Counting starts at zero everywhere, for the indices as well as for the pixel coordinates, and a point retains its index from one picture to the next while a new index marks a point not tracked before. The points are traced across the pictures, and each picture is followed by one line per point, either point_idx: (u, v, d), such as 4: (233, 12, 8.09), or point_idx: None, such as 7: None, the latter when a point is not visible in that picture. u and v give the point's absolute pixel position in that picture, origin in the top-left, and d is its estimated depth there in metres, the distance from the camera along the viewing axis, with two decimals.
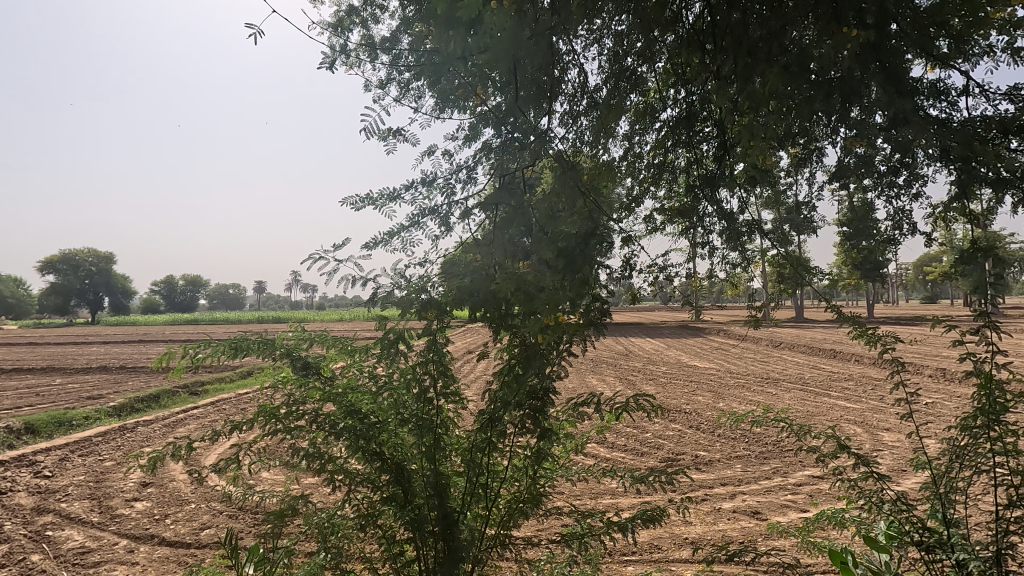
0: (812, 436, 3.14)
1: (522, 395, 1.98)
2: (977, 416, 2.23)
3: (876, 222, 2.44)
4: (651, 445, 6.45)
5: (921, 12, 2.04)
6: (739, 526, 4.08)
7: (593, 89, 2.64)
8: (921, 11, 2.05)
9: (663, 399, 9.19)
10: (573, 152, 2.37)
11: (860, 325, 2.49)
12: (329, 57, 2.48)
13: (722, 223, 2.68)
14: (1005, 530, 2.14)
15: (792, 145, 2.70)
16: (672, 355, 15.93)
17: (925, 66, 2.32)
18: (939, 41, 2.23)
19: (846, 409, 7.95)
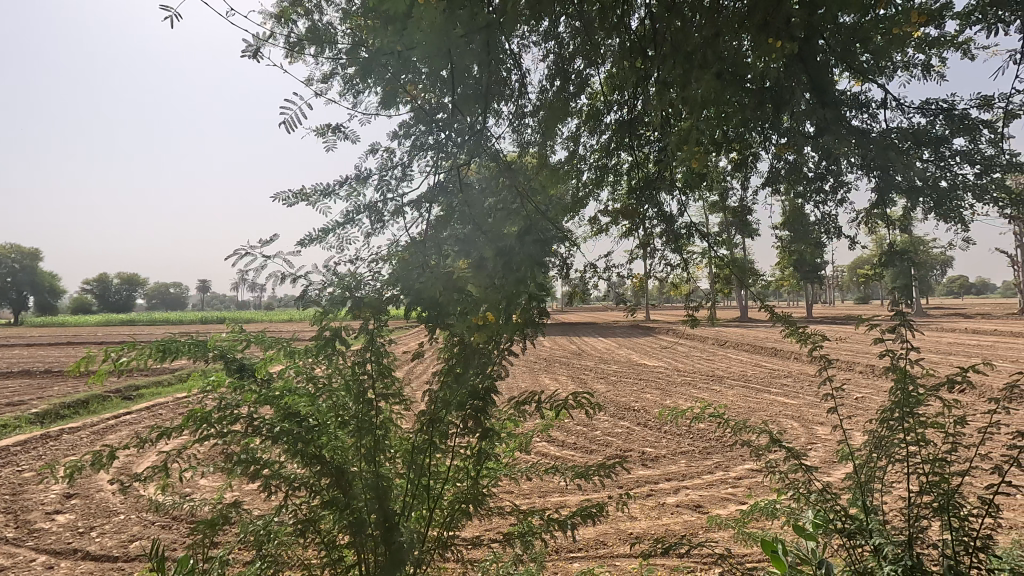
0: (747, 430, 3.27)
1: (464, 395, 1.96)
2: (894, 410, 2.38)
3: (806, 225, 2.56)
4: (600, 442, 6.57)
5: (845, 28, 2.17)
6: (682, 519, 4.20)
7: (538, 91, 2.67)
8: (845, 26, 2.18)
9: (613, 397, 9.37)
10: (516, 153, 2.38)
11: (792, 324, 2.61)
12: (254, 45, 2.15)
13: (663, 226, 2.76)
14: (917, 514, 2.28)
15: (729, 151, 2.80)
16: (623, 355, 16.24)
17: (848, 80, 2.48)
18: (861, 57, 2.39)
19: (785, 404, 8.33)
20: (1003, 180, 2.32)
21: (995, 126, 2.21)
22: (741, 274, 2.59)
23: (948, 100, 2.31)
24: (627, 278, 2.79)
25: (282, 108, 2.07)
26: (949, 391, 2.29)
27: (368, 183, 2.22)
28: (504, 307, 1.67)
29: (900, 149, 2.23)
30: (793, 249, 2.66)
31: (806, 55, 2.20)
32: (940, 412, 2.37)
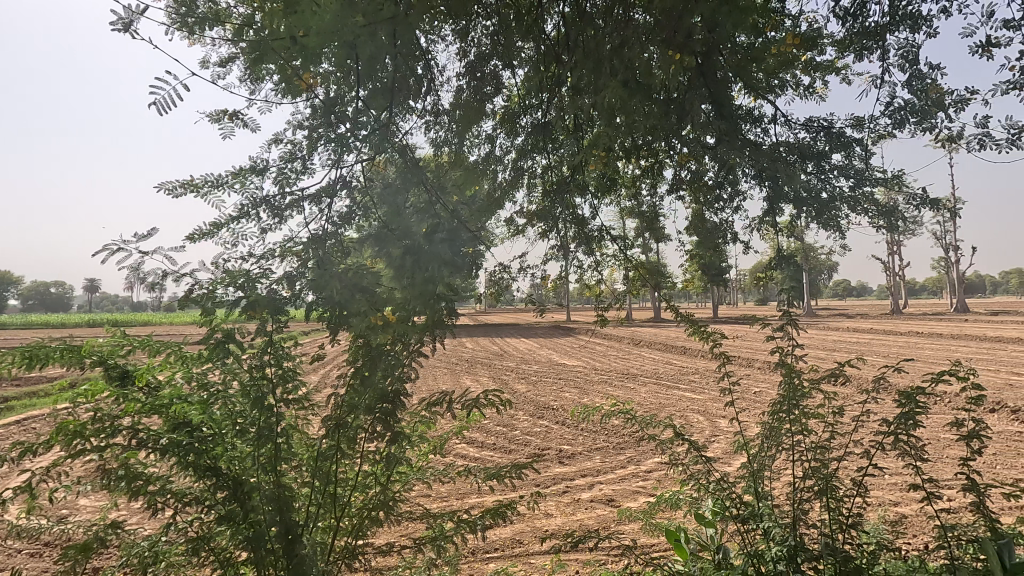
0: (653, 425, 3.42)
1: (372, 397, 1.90)
2: (782, 403, 2.57)
3: (709, 230, 2.71)
4: (519, 441, 6.63)
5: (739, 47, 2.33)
6: (595, 514, 4.33)
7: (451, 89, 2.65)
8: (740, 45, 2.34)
9: (533, 396, 9.51)
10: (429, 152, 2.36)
11: (695, 323, 2.76)
12: (126, 17, 1.92)
13: (576, 228, 2.84)
14: (802, 498, 2.48)
15: (638, 157, 2.92)
16: (543, 355, 16.51)
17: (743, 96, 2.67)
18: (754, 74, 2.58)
19: (692, 399, 8.84)
20: (872, 192, 2.59)
21: (865, 145, 2.47)
22: (652, 277, 2.73)
23: (827, 119, 2.56)
24: (541, 279, 2.85)
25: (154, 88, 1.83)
26: (828, 383, 2.51)
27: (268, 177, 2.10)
28: (415, 305, 1.64)
29: (787, 162, 2.42)
30: (694, 253, 2.83)
31: (707, 70, 2.36)
32: (820, 403, 2.60)
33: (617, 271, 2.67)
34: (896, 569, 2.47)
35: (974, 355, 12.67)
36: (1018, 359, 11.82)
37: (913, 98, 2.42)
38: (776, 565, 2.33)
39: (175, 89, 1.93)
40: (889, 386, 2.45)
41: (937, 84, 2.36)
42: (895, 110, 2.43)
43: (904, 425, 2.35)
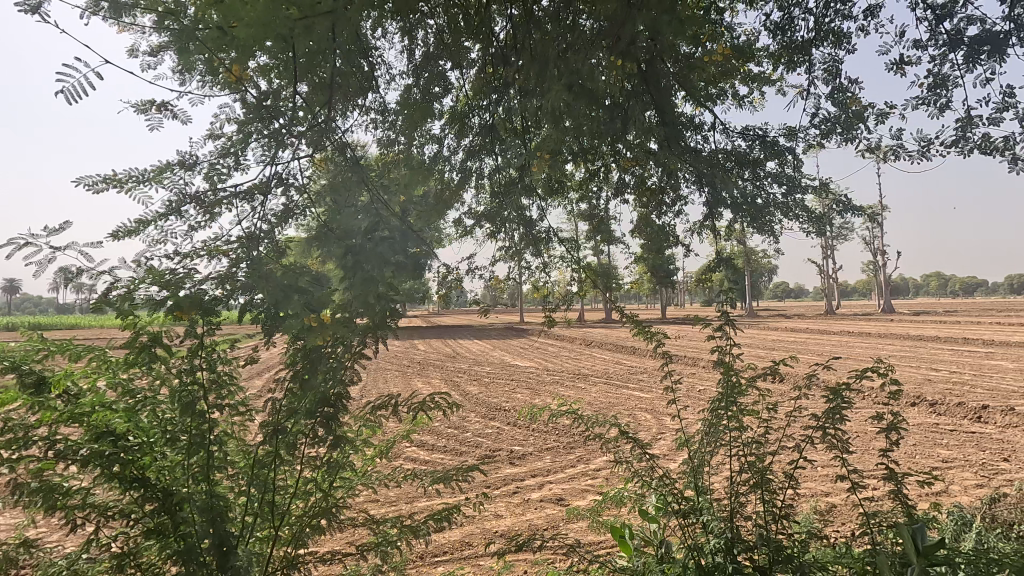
0: (601, 424, 3.48)
1: (312, 402, 1.85)
2: (721, 400, 2.67)
3: (659, 232, 2.80)
4: (470, 443, 6.61)
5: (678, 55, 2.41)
6: (544, 513, 4.36)
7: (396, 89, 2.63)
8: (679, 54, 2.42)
9: (485, 398, 9.50)
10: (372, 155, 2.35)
11: (638, 323, 2.83)
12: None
13: (523, 230, 2.86)
14: (738, 491, 2.58)
15: (584, 161, 2.98)
16: (496, 356, 16.51)
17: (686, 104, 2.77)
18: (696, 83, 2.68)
19: (640, 398, 9.07)
20: (802, 199, 2.74)
21: (795, 153, 2.62)
22: (599, 279, 2.78)
23: (761, 129, 2.70)
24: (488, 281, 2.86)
25: (60, 77, 1.77)
26: (762, 380, 2.63)
27: (200, 173, 2.02)
28: (361, 305, 1.62)
29: (724, 169, 2.54)
30: (640, 255, 2.91)
31: (650, 77, 2.45)
32: (756, 400, 2.71)
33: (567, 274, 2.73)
34: (825, 555, 2.60)
35: (899, 353, 13.55)
36: (936, 357, 12.74)
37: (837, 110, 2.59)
38: (714, 557, 2.42)
39: (85, 79, 1.85)
40: (818, 382, 2.59)
41: (855, 97, 2.53)
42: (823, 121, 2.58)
43: (831, 420, 2.48)
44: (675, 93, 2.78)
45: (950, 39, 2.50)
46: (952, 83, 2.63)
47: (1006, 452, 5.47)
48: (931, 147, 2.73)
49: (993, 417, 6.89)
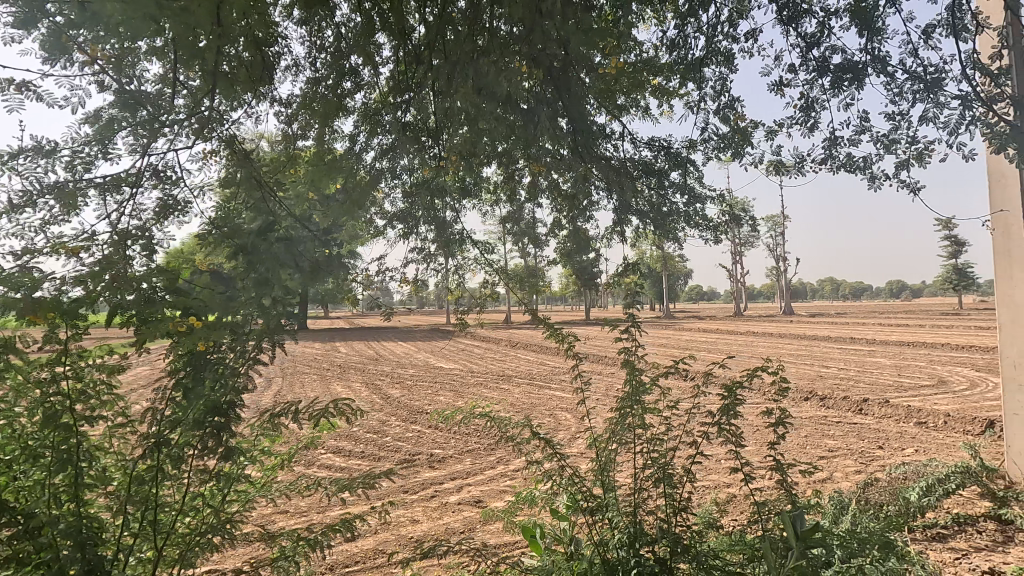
0: (516, 426, 3.51)
1: (197, 411, 1.72)
2: (626, 400, 2.76)
3: (585, 242, 2.97)
4: (390, 448, 6.45)
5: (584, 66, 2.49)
6: (462, 516, 4.34)
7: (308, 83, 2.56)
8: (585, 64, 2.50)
9: (407, 401, 9.33)
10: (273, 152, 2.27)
11: (551, 327, 2.89)
12: None
13: (436, 232, 2.87)
14: (642, 486, 2.69)
15: (501, 164, 3.03)
16: (421, 358, 16.26)
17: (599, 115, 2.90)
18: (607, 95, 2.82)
19: (562, 398, 9.26)
20: (702, 210, 2.97)
21: (694, 165, 2.86)
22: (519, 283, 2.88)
23: (665, 141, 2.92)
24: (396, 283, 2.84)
25: None
26: (665, 380, 2.76)
27: (65, 162, 1.85)
28: (259, 304, 1.56)
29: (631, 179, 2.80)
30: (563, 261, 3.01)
31: (561, 84, 2.53)
32: (658, 399, 2.83)
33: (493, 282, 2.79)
34: (720, 544, 2.76)
35: (796, 352, 14.69)
36: (827, 355, 13.96)
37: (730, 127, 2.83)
38: (618, 551, 2.51)
39: None
40: (714, 381, 2.75)
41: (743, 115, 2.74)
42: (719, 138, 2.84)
43: (725, 416, 2.64)
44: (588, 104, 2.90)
45: (818, 65, 2.74)
46: (820, 106, 2.88)
47: (880, 441, 6.08)
48: (805, 163, 2.98)
49: (872, 409, 7.64)
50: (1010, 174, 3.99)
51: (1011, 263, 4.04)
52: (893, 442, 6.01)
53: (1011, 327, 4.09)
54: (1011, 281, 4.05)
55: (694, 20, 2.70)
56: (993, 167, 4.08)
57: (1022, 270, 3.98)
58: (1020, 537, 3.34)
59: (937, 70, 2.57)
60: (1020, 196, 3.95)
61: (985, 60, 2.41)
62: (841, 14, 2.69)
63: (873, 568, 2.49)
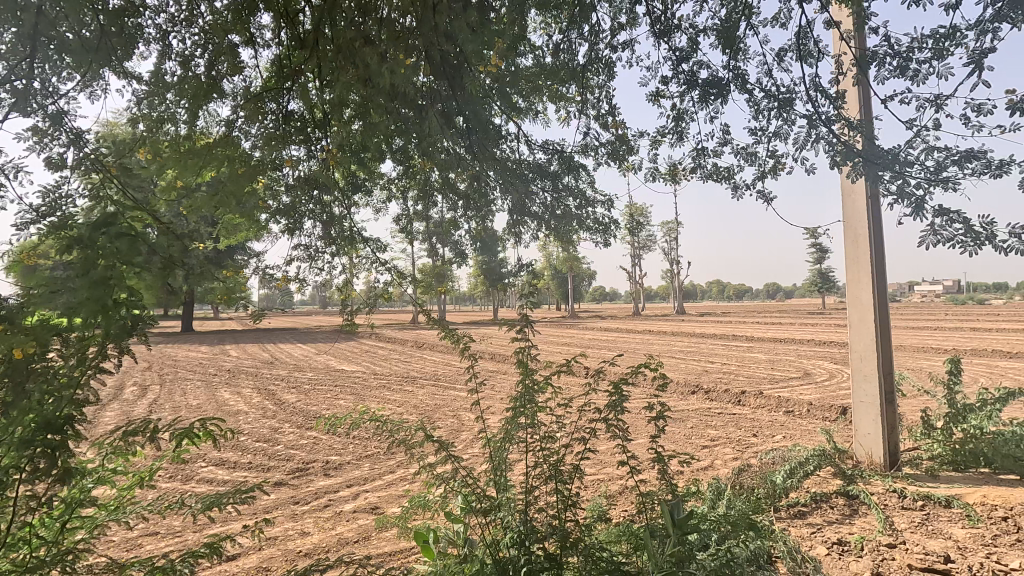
0: (410, 430, 3.41)
1: (27, 430, 1.47)
2: (520, 400, 2.77)
3: (492, 241, 3.03)
4: (281, 457, 6.06)
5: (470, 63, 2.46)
6: (356, 525, 4.17)
7: (185, 63, 2.40)
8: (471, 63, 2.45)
9: (303, 406, 8.84)
10: (141, 139, 2.16)
11: (446, 327, 2.84)
12: None
13: (322, 228, 2.78)
14: (533, 485, 2.72)
15: (396, 160, 2.94)
16: (321, 361, 15.53)
17: (500, 116, 2.95)
18: (509, 97, 2.87)
19: (466, 398, 9.25)
20: (599, 213, 3.11)
21: (586, 170, 2.99)
22: (432, 281, 2.86)
23: (559, 145, 3.02)
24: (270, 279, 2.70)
25: None
26: (556, 378, 2.80)
27: None
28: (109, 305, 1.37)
29: (527, 180, 2.90)
30: (477, 261, 3.06)
31: (455, 81, 2.49)
32: (551, 398, 2.87)
33: (399, 281, 2.75)
34: (608, 535, 2.85)
35: (686, 349, 15.75)
36: (713, 351, 15.11)
37: (612, 133, 3.00)
38: (510, 551, 2.51)
39: None
40: (603, 378, 2.84)
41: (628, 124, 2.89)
42: (610, 145, 2.98)
43: (613, 412, 2.73)
44: (494, 106, 2.94)
45: (688, 79, 2.93)
46: (689, 117, 3.08)
47: (755, 429, 6.67)
48: (679, 172, 3.18)
49: (748, 400, 8.37)
50: (858, 190, 4.52)
51: (859, 268, 4.58)
52: (765, 430, 6.61)
53: (858, 324, 4.65)
54: (859, 283, 4.59)
55: (579, 28, 2.79)
56: (845, 183, 4.61)
57: (866, 274, 4.52)
58: (863, 510, 3.78)
59: (789, 91, 2.81)
60: (866, 208, 4.49)
61: (826, 85, 2.67)
62: (708, 33, 2.89)
63: (742, 548, 2.69)
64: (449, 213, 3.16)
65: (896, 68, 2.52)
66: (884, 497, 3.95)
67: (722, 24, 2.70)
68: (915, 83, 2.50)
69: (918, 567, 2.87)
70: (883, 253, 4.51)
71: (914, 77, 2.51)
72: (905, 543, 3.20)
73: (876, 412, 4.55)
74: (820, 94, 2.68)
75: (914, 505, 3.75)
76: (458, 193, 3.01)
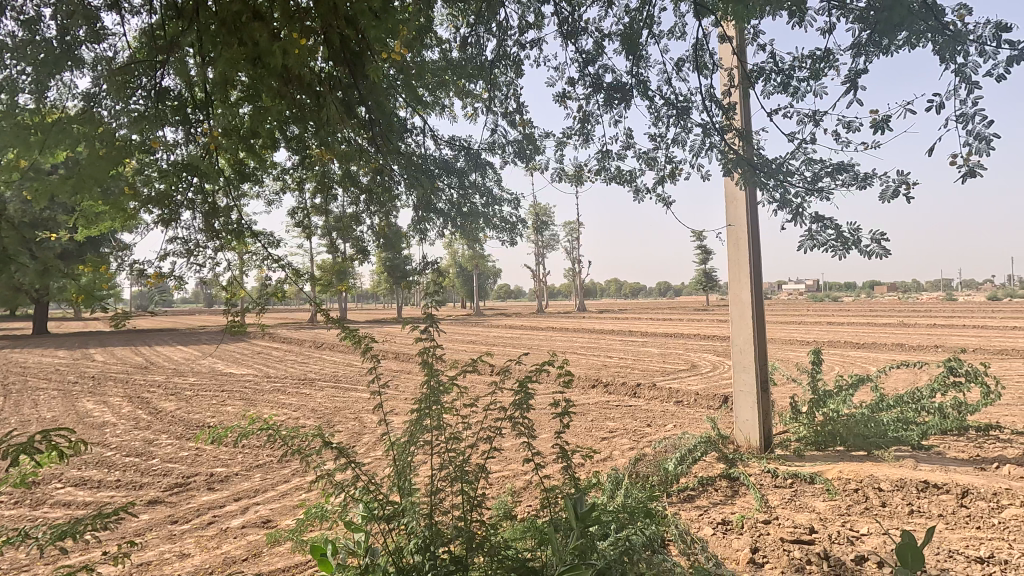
0: (305, 437, 3.20)
1: None
2: (426, 402, 2.69)
3: (396, 237, 2.92)
4: (156, 472, 5.47)
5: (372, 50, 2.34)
6: (245, 541, 3.86)
7: (31, 24, 2.08)
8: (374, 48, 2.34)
9: (183, 414, 8.06)
10: None
11: (347, 328, 2.68)
12: None
13: (203, 220, 2.53)
14: (438, 489, 2.66)
15: (293, 148, 2.74)
16: (206, 365, 14.27)
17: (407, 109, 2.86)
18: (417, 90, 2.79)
19: (368, 400, 8.93)
20: (506, 211, 3.11)
21: (490, 168, 2.99)
22: (332, 278, 2.69)
23: (466, 141, 3.00)
24: (140, 275, 2.41)
25: None
26: (462, 378, 2.74)
27: None
28: None
29: (432, 177, 2.84)
30: (379, 260, 2.93)
31: (357, 68, 2.36)
32: (457, 399, 2.81)
33: (296, 279, 2.58)
34: (513, 534, 2.86)
35: (587, 345, 16.37)
36: (611, 347, 15.84)
37: (519, 132, 3.02)
38: (414, 557, 2.42)
39: None
40: (509, 376, 2.83)
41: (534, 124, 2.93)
42: (518, 144, 2.99)
43: (519, 411, 2.74)
44: (400, 97, 2.84)
45: (593, 82, 3.02)
46: (594, 119, 3.17)
47: (648, 420, 7.07)
48: (583, 173, 3.27)
49: (643, 392, 8.85)
50: (740, 196, 4.92)
51: (740, 269, 4.99)
52: (658, 420, 7.02)
53: (738, 320, 5.06)
54: (740, 283, 5.00)
55: (487, 23, 2.77)
56: (729, 190, 5.01)
57: (746, 274, 4.94)
58: (742, 491, 4.13)
59: (686, 100, 2.98)
60: (746, 214, 4.90)
61: (719, 96, 2.87)
62: (612, 38, 3.00)
63: (639, 535, 2.81)
64: (350, 208, 3.00)
65: (780, 84, 2.77)
66: (759, 477, 4.34)
67: (626, 30, 2.81)
68: (795, 99, 2.76)
69: (788, 539, 3.17)
70: (760, 255, 4.95)
71: (795, 93, 2.78)
72: (777, 519, 3.53)
73: (754, 400, 4.98)
74: (714, 104, 2.87)
75: (785, 483, 4.15)
76: (363, 188, 2.88)
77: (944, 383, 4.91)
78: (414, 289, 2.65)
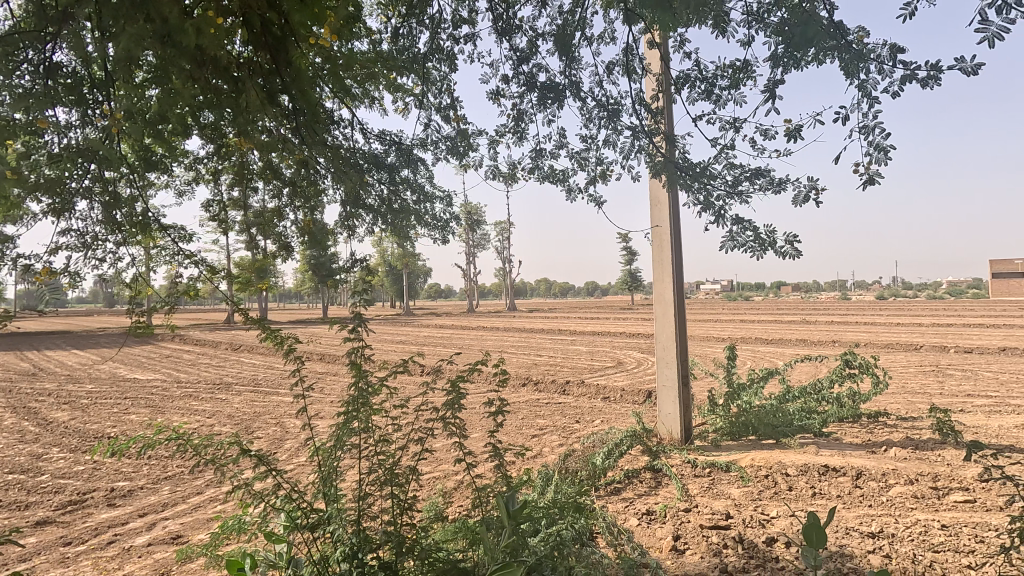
0: (221, 445, 2.99)
1: None
2: (354, 404, 2.59)
3: (322, 233, 2.80)
4: (45, 489, 4.93)
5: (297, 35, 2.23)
6: (151, 560, 3.56)
7: None
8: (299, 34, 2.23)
9: (79, 425, 7.34)
10: None
11: (268, 327, 2.53)
12: None
13: (102, 210, 2.31)
14: (366, 493, 2.56)
15: (208, 136, 2.56)
16: (106, 370, 13.08)
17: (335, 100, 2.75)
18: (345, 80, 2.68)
19: (291, 403, 8.53)
20: (437, 208, 3.06)
21: (420, 164, 2.94)
22: (252, 275, 2.54)
23: (397, 136, 2.93)
24: (27, 271, 2.16)
25: None
26: (392, 379, 2.67)
27: None
28: None
29: (361, 172, 2.75)
30: (303, 257, 2.80)
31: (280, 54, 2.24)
32: (386, 401, 2.73)
33: (210, 276, 2.41)
34: (443, 534, 2.81)
35: (517, 344, 16.50)
36: (541, 346, 16.06)
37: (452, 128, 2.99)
38: (340, 565, 2.33)
39: None
40: (440, 375, 2.78)
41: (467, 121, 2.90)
42: (450, 141, 2.96)
43: (450, 411, 2.69)
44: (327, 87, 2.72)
45: (526, 81, 3.04)
46: (527, 118, 3.19)
47: (577, 416, 7.23)
48: (516, 171, 3.28)
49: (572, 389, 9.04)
50: (664, 199, 5.12)
51: (664, 269, 5.20)
52: (586, 416, 7.19)
53: (662, 318, 5.28)
54: (664, 283, 5.21)
55: (420, 15, 2.71)
56: (655, 192, 5.20)
57: (670, 274, 5.15)
58: (665, 481, 4.30)
59: (616, 102, 3.06)
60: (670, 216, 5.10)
61: (647, 100, 2.97)
62: (546, 38, 3.02)
63: (569, 529, 2.86)
64: (271, 201, 2.85)
65: (704, 91, 2.90)
66: (681, 468, 4.55)
67: (560, 30, 2.84)
68: (717, 107, 2.90)
69: (707, 526, 3.34)
70: (682, 256, 5.18)
71: (717, 100, 2.92)
72: (697, 506, 3.71)
73: (676, 395, 5.21)
74: (642, 108, 2.96)
75: (704, 472, 4.38)
76: (286, 181, 2.74)
77: (842, 374, 5.35)
78: (342, 287, 2.55)
